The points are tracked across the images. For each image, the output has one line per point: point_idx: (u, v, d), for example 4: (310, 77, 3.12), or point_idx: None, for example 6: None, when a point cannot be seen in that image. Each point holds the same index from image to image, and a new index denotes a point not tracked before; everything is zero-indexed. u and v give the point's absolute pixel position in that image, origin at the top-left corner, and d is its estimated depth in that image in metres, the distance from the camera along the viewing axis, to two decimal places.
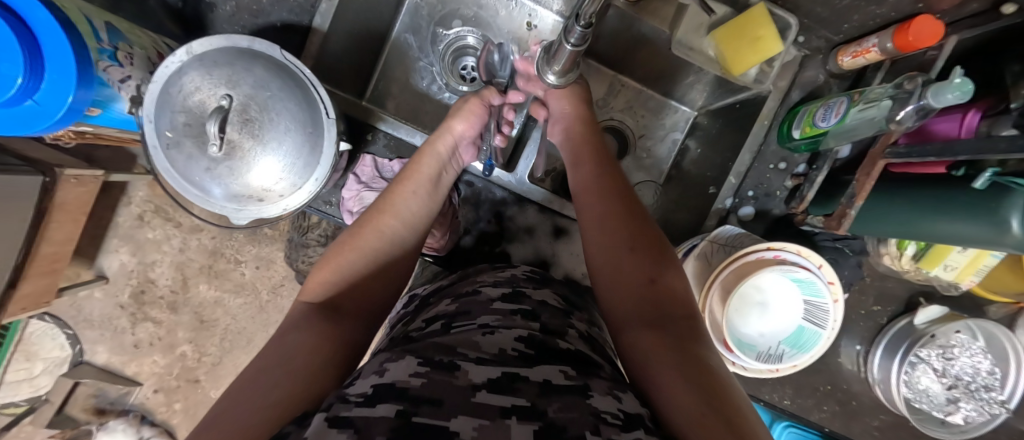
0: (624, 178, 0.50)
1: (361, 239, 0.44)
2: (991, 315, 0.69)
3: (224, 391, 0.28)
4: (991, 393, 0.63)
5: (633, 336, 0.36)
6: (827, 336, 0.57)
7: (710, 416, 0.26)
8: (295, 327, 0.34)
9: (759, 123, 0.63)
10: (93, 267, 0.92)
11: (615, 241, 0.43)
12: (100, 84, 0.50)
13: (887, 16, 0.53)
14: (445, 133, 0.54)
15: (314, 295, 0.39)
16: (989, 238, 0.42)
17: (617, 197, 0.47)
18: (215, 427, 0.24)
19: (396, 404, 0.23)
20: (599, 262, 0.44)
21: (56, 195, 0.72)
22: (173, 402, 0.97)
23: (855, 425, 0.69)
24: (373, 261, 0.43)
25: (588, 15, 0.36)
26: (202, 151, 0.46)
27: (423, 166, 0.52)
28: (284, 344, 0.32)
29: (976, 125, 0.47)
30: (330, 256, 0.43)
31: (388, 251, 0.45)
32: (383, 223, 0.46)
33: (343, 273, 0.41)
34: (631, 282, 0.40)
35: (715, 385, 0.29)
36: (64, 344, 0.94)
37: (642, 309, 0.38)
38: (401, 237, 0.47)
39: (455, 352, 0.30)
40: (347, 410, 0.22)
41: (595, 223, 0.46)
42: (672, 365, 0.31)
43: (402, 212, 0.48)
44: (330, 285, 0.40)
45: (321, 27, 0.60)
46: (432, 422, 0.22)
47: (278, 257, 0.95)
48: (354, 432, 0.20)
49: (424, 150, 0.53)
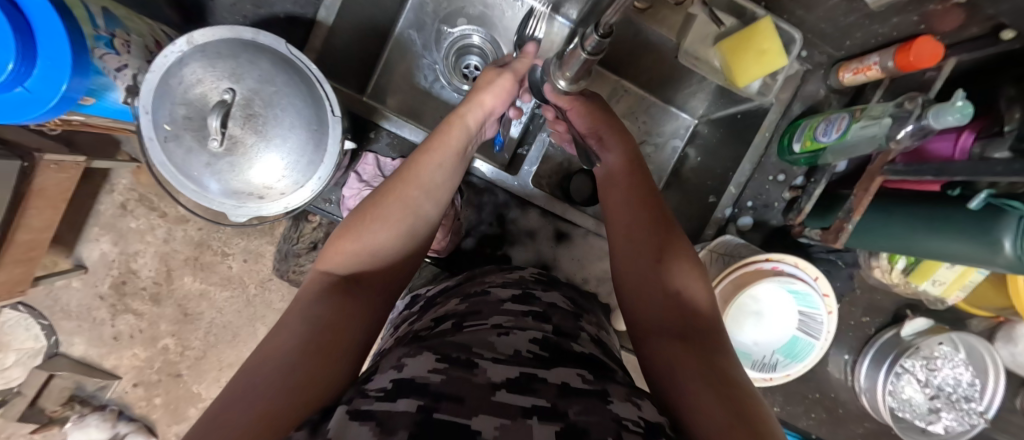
0: (652, 183, 0.49)
1: (386, 208, 0.41)
2: (972, 328, 0.71)
3: (232, 380, 0.26)
4: (971, 404, 0.65)
5: (653, 342, 0.36)
6: (820, 346, 0.59)
7: (737, 426, 0.26)
8: (311, 302, 0.33)
9: (761, 134, 0.64)
10: (71, 255, 0.89)
11: (639, 249, 0.43)
12: (95, 72, 0.48)
13: (889, 36, 0.54)
14: (479, 107, 0.51)
15: (333, 269, 0.37)
16: (982, 257, 0.43)
17: (647, 205, 0.46)
18: (233, 410, 0.23)
19: (417, 400, 0.22)
20: (627, 265, 0.43)
21: (34, 181, 0.69)
22: (154, 396, 0.94)
23: (840, 431, 0.71)
24: (395, 234, 0.40)
25: (608, 24, 0.36)
26: (203, 146, 0.45)
27: (452, 137, 0.48)
28: (306, 321, 0.31)
29: (970, 147, 0.48)
30: (348, 226, 0.40)
31: (413, 224, 0.42)
32: (410, 194, 0.42)
33: (366, 244, 0.38)
34: (653, 295, 0.40)
35: (743, 397, 0.29)
36: (39, 335, 0.90)
37: (669, 319, 0.38)
38: (425, 209, 0.43)
39: (472, 351, 0.29)
40: (368, 405, 0.22)
41: (623, 226, 0.46)
42: (696, 375, 0.31)
43: (427, 183, 0.44)
44: (352, 255, 0.38)
45: (325, 20, 0.59)
46: (455, 420, 0.21)
47: (267, 251, 0.93)
48: (376, 425, 0.20)
49: (453, 122, 0.49)
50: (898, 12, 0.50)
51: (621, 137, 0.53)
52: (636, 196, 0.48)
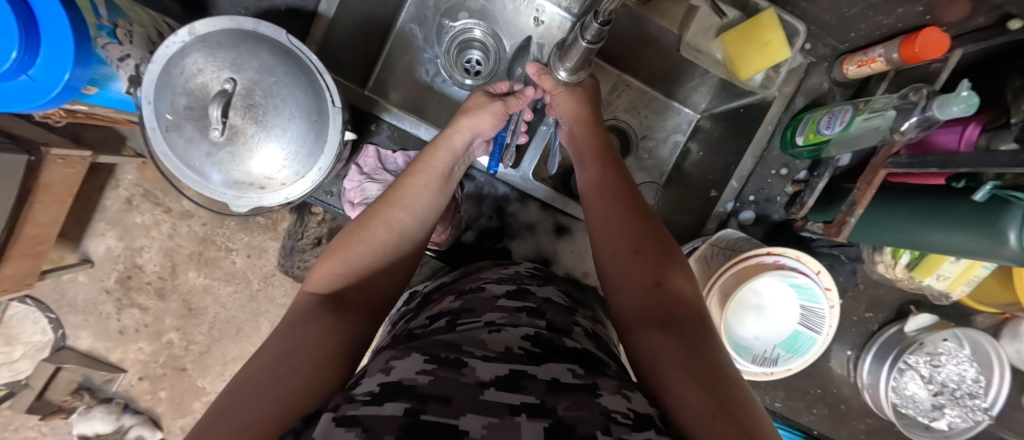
0: (629, 177, 0.49)
1: (369, 230, 0.42)
2: (977, 324, 0.71)
3: (226, 388, 0.27)
4: (975, 401, 0.64)
5: (638, 335, 0.36)
6: (822, 340, 0.58)
7: (720, 416, 0.26)
8: (295, 321, 0.34)
9: (763, 127, 0.63)
10: (78, 250, 0.90)
11: (620, 242, 0.43)
12: (97, 61, 0.48)
13: (894, 27, 0.54)
14: (463, 129, 0.53)
15: (319, 288, 0.38)
16: (986, 250, 0.43)
17: (626, 201, 0.46)
18: (229, 414, 0.24)
19: (404, 403, 0.22)
20: (607, 260, 0.43)
21: (41, 175, 0.70)
22: (159, 390, 0.95)
23: (843, 428, 0.70)
24: (380, 254, 0.42)
25: (607, 11, 0.36)
26: (203, 135, 0.45)
27: (436, 159, 0.50)
28: (293, 336, 0.32)
29: (975, 139, 0.47)
30: (334, 248, 0.41)
31: (402, 247, 0.44)
32: (394, 216, 0.44)
33: (350, 266, 0.40)
34: (635, 285, 0.40)
35: (727, 386, 0.29)
36: (46, 329, 0.91)
37: (649, 309, 0.37)
38: (410, 231, 0.45)
39: (462, 350, 0.29)
40: (355, 409, 0.22)
41: (602, 217, 0.46)
42: (681, 365, 0.31)
43: (412, 206, 0.46)
44: (338, 276, 0.39)
45: (327, 12, 0.59)
46: (442, 420, 0.21)
47: (270, 247, 0.93)
48: (362, 430, 0.19)
49: (438, 144, 0.51)
50: (902, 2, 0.50)
51: (596, 137, 0.54)
52: (619, 190, 0.47)
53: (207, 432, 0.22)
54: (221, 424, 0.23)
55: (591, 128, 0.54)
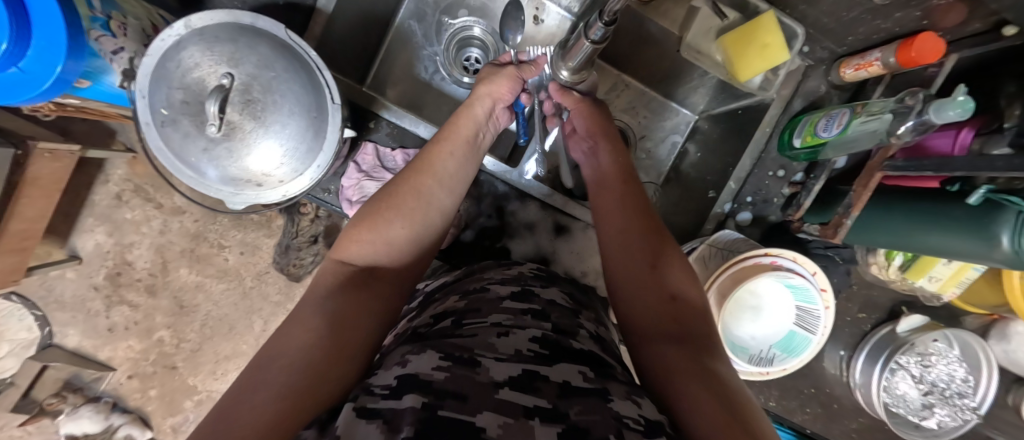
0: (640, 186, 0.50)
1: (399, 199, 0.42)
2: (967, 325, 0.72)
3: (242, 372, 0.26)
4: (964, 400, 0.65)
5: (649, 343, 0.36)
6: (817, 341, 0.59)
7: (732, 425, 0.26)
8: (328, 293, 0.34)
9: (761, 129, 0.64)
10: (66, 246, 0.88)
11: (632, 252, 0.43)
12: (91, 54, 0.48)
13: (891, 31, 0.54)
14: (483, 96, 0.51)
15: (353, 258, 0.38)
16: (980, 252, 0.43)
17: (642, 214, 0.46)
18: (242, 404, 0.23)
19: (421, 396, 0.22)
20: (615, 267, 0.44)
21: (28, 169, 0.68)
22: (149, 388, 0.93)
23: (835, 427, 0.71)
24: (410, 223, 0.42)
25: (612, 11, 0.35)
26: (200, 131, 0.44)
27: (462, 127, 0.49)
28: (316, 311, 0.32)
29: (969, 143, 0.48)
30: (364, 213, 0.41)
31: (430, 214, 0.43)
32: (424, 184, 0.44)
33: (382, 233, 0.40)
34: (646, 294, 0.40)
35: (736, 398, 0.29)
36: (32, 326, 0.89)
37: (660, 321, 0.38)
38: (441, 201, 0.45)
39: (474, 351, 0.29)
40: (374, 402, 0.22)
41: (617, 222, 0.46)
42: (690, 375, 0.31)
43: (442, 174, 0.46)
44: (369, 245, 0.39)
45: (325, 8, 0.59)
46: (458, 417, 0.21)
47: (264, 244, 0.92)
48: (383, 422, 0.20)
49: (460, 113, 0.50)
50: (901, 7, 0.50)
51: (610, 145, 0.54)
52: (633, 201, 0.48)
53: (215, 425, 0.22)
54: (232, 416, 0.22)
55: (608, 140, 0.54)
